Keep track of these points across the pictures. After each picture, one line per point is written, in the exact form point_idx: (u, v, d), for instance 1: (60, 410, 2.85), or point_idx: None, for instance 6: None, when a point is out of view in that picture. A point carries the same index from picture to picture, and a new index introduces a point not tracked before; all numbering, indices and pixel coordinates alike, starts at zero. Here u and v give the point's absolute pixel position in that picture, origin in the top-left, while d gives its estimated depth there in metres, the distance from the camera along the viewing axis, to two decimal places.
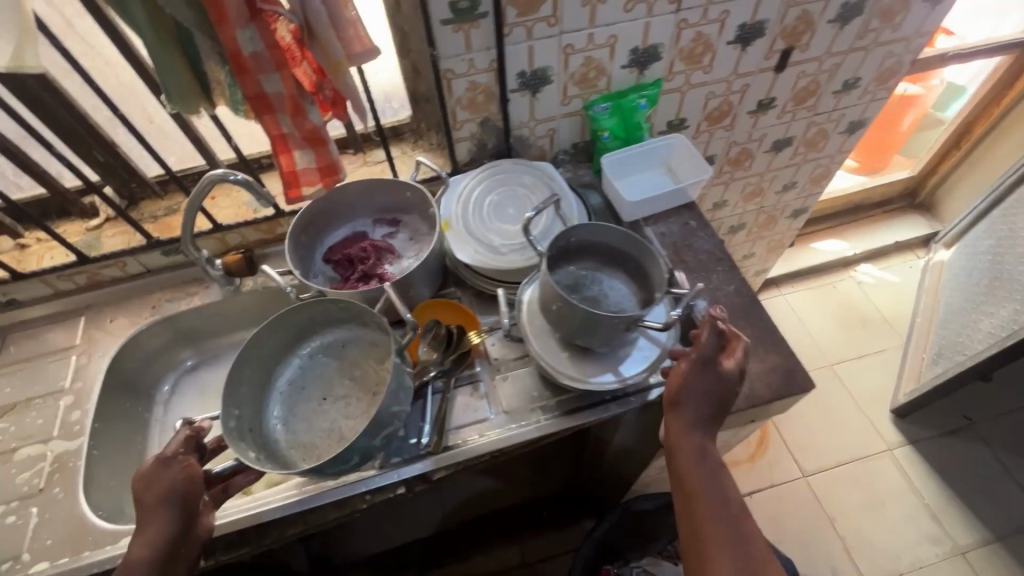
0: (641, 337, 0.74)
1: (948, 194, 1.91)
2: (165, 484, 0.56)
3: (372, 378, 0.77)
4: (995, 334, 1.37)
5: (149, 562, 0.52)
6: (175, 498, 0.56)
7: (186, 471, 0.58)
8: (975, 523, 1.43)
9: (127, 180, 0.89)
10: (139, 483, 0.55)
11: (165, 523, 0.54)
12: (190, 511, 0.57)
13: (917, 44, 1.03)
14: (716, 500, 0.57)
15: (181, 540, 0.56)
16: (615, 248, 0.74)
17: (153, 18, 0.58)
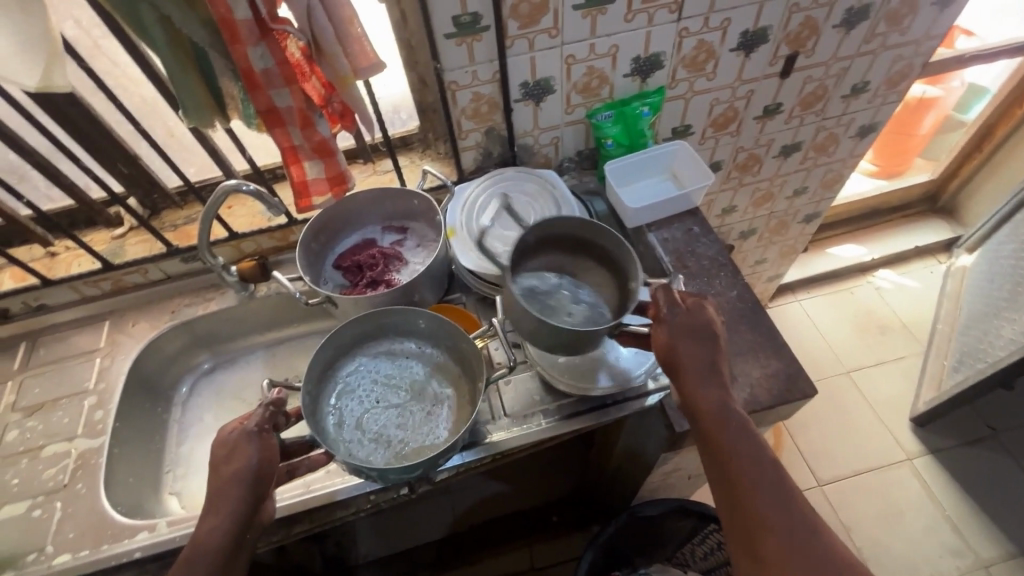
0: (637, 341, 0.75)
1: (971, 197, 1.86)
2: (244, 456, 0.60)
3: (430, 395, 0.76)
4: (1017, 341, 1.33)
5: (219, 536, 0.57)
6: (249, 476, 0.60)
7: (264, 450, 0.62)
8: (998, 535, 1.38)
9: (149, 191, 0.94)
10: (225, 449, 0.61)
11: (239, 499, 0.58)
12: (260, 492, 0.61)
13: (928, 47, 1.02)
14: (743, 447, 0.57)
15: (248, 519, 0.59)
16: (573, 237, 0.74)
17: (171, 39, 0.62)
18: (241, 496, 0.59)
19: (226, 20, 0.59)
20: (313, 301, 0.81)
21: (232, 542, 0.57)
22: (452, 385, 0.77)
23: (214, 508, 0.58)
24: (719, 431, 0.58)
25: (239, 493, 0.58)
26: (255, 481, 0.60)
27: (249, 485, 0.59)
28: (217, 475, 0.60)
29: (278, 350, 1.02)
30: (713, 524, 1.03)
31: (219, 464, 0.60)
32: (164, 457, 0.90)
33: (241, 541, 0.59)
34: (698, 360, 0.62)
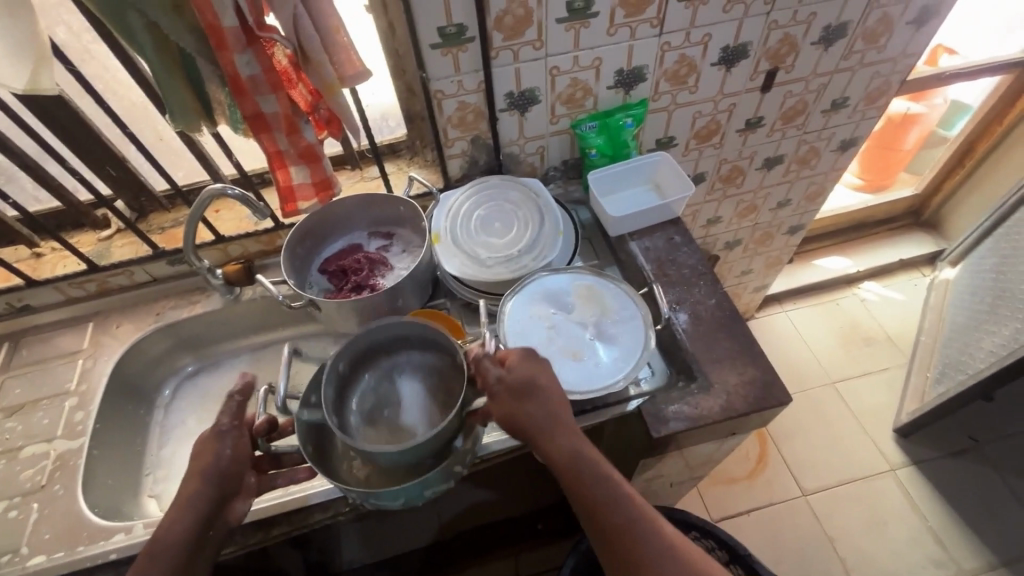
0: (620, 350, 0.75)
1: (954, 211, 1.89)
2: (213, 454, 0.62)
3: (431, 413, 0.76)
4: (996, 354, 1.35)
5: (180, 533, 0.58)
6: (215, 474, 0.61)
7: (235, 448, 0.64)
8: (980, 546, 1.39)
9: (137, 194, 0.95)
10: (195, 447, 0.63)
11: (203, 496, 0.60)
12: (227, 492, 0.63)
13: (905, 65, 1.05)
14: (614, 501, 0.60)
15: (212, 517, 0.61)
16: (394, 339, 0.77)
17: (159, 44, 0.63)
18: (207, 493, 0.60)
19: (213, 27, 0.60)
20: (297, 304, 0.82)
21: (193, 540, 0.58)
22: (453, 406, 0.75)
23: (178, 506, 0.59)
24: (593, 489, 0.60)
25: (203, 491, 0.60)
26: (221, 479, 0.62)
27: (216, 483, 0.61)
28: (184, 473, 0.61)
29: (262, 354, 1.02)
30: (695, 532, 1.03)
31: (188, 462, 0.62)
32: (145, 459, 0.90)
33: (204, 539, 0.60)
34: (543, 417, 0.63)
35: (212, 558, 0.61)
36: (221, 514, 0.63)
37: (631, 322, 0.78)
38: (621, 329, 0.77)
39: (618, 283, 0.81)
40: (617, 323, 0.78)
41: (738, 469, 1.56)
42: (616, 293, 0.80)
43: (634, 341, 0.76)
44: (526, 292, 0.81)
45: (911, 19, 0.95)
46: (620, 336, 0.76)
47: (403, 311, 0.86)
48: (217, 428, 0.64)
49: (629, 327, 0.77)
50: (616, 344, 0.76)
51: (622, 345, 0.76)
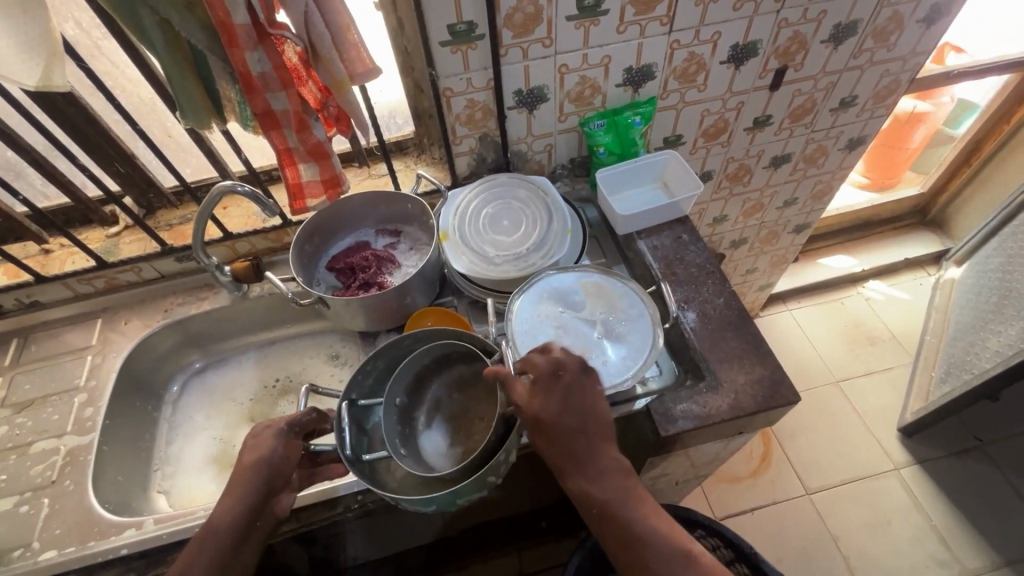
0: (628, 348, 0.75)
1: (959, 211, 1.89)
2: (268, 448, 0.63)
3: (472, 425, 0.76)
4: (1002, 353, 1.35)
5: (227, 523, 0.59)
6: (269, 468, 0.63)
7: (287, 447, 0.65)
8: (984, 546, 1.39)
9: (145, 191, 0.95)
10: (250, 440, 0.64)
11: (254, 488, 0.61)
12: (274, 487, 0.64)
13: (914, 63, 1.04)
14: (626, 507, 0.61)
15: (259, 510, 0.62)
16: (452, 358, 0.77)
17: (169, 41, 0.63)
18: (256, 487, 0.61)
19: (225, 24, 0.60)
20: (305, 301, 0.82)
21: (239, 531, 0.60)
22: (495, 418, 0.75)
23: (228, 496, 0.61)
24: (604, 494, 0.62)
25: (254, 484, 0.61)
26: (272, 474, 0.63)
27: (266, 477, 0.62)
28: (237, 464, 0.63)
29: (269, 351, 1.02)
30: (700, 530, 1.03)
31: (243, 454, 0.63)
32: (154, 455, 0.91)
33: (251, 529, 0.61)
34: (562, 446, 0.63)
35: (258, 547, 0.62)
36: (268, 507, 0.64)
37: (640, 320, 0.78)
38: (630, 327, 0.77)
39: (628, 281, 0.81)
40: (626, 322, 0.77)
41: (741, 467, 1.57)
42: (625, 291, 0.80)
43: (645, 338, 0.76)
44: (534, 290, 0.80)
45: (921, 18, 0.95)
46: (630, 334, 0.76)
47: (411, 309, 0.86)
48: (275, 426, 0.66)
49: (638, 324, 0.77)
50: (626, 342, 0.76)
51: (632, 342, 0.76)
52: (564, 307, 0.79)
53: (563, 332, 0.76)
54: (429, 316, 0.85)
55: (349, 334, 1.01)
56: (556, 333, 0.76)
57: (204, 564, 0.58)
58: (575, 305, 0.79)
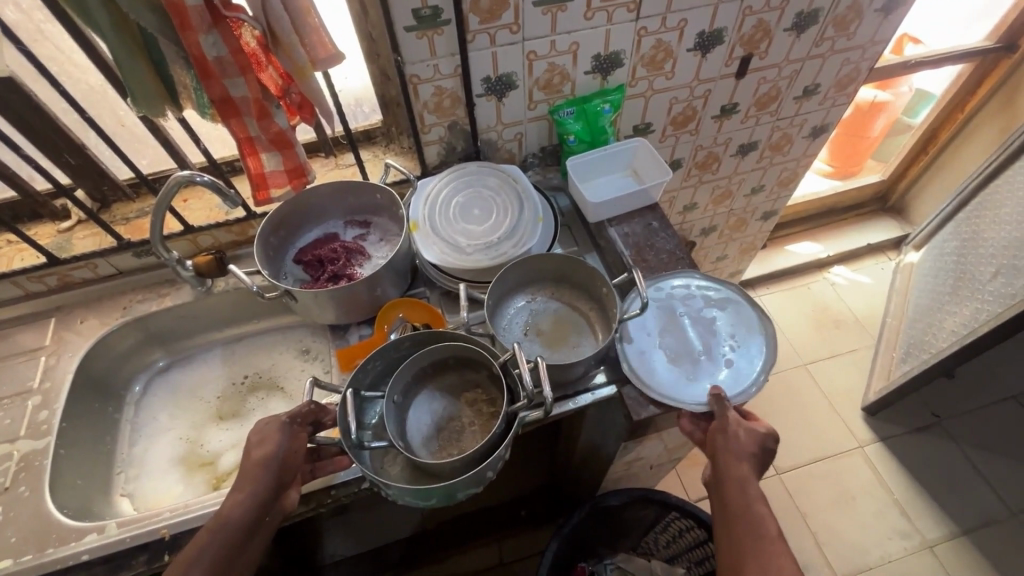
0: (728, 379, 0.76)
1: (917, 197, 1.96)
2: (275, 443, 0.61)
3: (467, 424, 0.75)
4: (958, 332, 1.42)
5: (239, 517, 0.57)
6: (275, 464, 0.60)
7: (292, 441, 0.63)
8: (942, 517, 1.46)
9: (99, 183, 0.91)
10: (257, 434, 0.62)
11: (262, 485, 0.59)
12: (283, 481, 0.62)
13: (872, 52, 1.07)
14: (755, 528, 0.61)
15: (268, 505, 0.60)
16: (454, 356, 0.75)
17: (116, 22, 0.60)
18: (268, 481, 0.59)
19: (176, 5, 0.58)
20: (271, 294, 0.80)
21: (249, 526, 0.58)
22: (487, 419, 0.74)
23: (238, 488, 0.58)
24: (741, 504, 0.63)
25: (264, 480, 0.59)
26: (281, 469, 0.61)
27: (276, 473, 0.60)
28: (246, 458, 0.60)
29: (237, 347, 0.99)
30: (676, 512, 1.07)
31: (249, 449, 0.61)
32: (117, 457, 0.88)
33: (259, 525, 0.59)
34: (746, 507, 0.63)
35: (265, 544, 0.60)
36: (275, 502, 0.62)
37: (753, 357, 0.78)
38: (739, 359, 0.78)
39: (770, 331, 0.80)
40: (738, 352, 0.79)
41: None
42: (754, 324, 0.81)
43: (747, 374, 0.77)
44: (728, 297, 0.84)
45: (879, 7, 0.97)
46: (737, 363, 0.78)
47: (382, 300, 0.85)
48: (278, 421, 0.63)
49: (748, 359, 0.78)
50: (728, 370, 0.77)
51: (734, 371, 0.77)
52: (709, 318, 0.82)
53: (670, 333, 0.81)
54: (402, 305, 0.84)
55: (320, 328, 0.99)
56: (673, 325, 0.81)
57: (209, 562, 0.55)
58: (704, 317, 0.82)
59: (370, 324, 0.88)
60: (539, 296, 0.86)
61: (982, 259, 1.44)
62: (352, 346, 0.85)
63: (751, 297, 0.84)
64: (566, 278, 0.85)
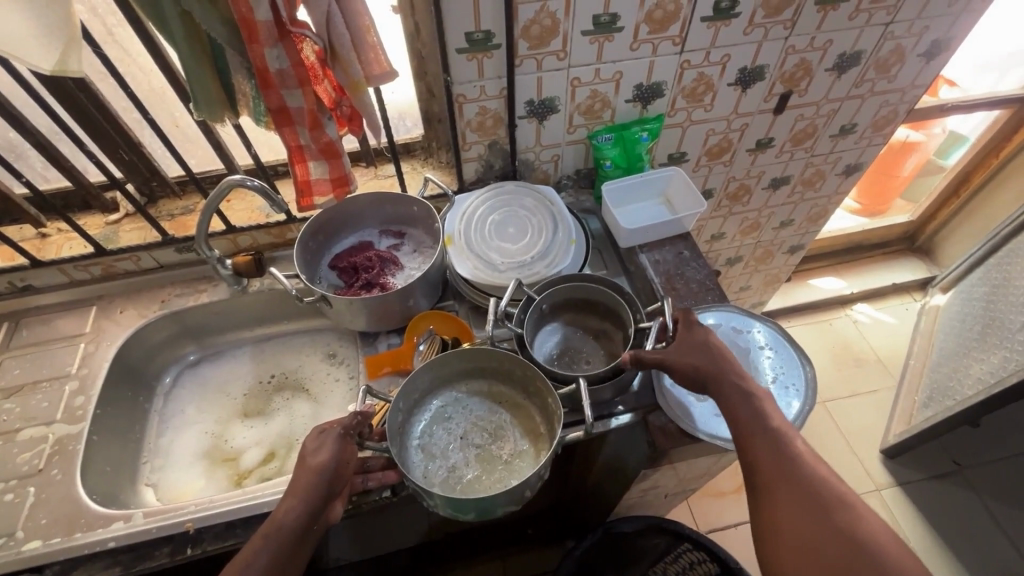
0: None
1: (947, 239, 1.93)
2: (327, 451, 0.62)
3: (510, 443, 0.76)
4: (985, 380, 1.39)
5: (293, 521, 0.58)
6: (328, 471, 0.61)
7: (343, 451, 0.65)
8: (959, 569, 1.42)
9: (148, 179, 0.94)
10: (313, 441, 0.63)
11: (313, 492, 0.60)
12: (332, 491, 0.62)
13: (912, 95, 1.08)
14: (769, 444, 0.62)
15: (317, 513, 0.60)
16: (491, 365, 0.79)
17: (188, 31, 0.63)
18: (318, 489, 0.60)
19: (247, 20, 0.61)
20: (307, 298, 0.82)
21: (300, 531, 0.58)
22: (529, 439, 0.76)
23: (292, 494, 0.60)
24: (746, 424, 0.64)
25: (315, 486, 0.60)
26: (333, 477, 0.62)
27: (327, 481, 0.61)
28: (302, 465, 0.62)
29: (266, 345, 1.01)
30: (687, 544, 1.06)
31: (305, 455, 0.62)
32: (144, 446, 0.89)
33: (308, 533, 0.60)
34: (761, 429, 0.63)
35: (310, 555, 0.60)
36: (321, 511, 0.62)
37: (791, 397, 0.76)
38: (775, 399, 0.76)
39: (810, 372, 0.78)
40: (775, 391, 0.77)
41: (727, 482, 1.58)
42: (792, 364, 0.80)
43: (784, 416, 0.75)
44: (770, 337, 0.83)
45: (922, 52, 0.98)
46: None
47: (412, 311, 0.87)
48: (330, 430, 0.65)
49: (785, 400, 0.76)
50: None
51: None
52: (747, 353, 0.81)
53: None
54: (433, 317, 0.86)
55: (348, 333, 1.01)
56: None
57: (264, 565, 0.56)
58: (740, 352, 0.81)
59: (399, 333, 0.90)
60: (572, 326, 0.84)
61: (1013, 308, 1.42)
62: (381, 354, 0.86)
63: (791, 335, 0.82)
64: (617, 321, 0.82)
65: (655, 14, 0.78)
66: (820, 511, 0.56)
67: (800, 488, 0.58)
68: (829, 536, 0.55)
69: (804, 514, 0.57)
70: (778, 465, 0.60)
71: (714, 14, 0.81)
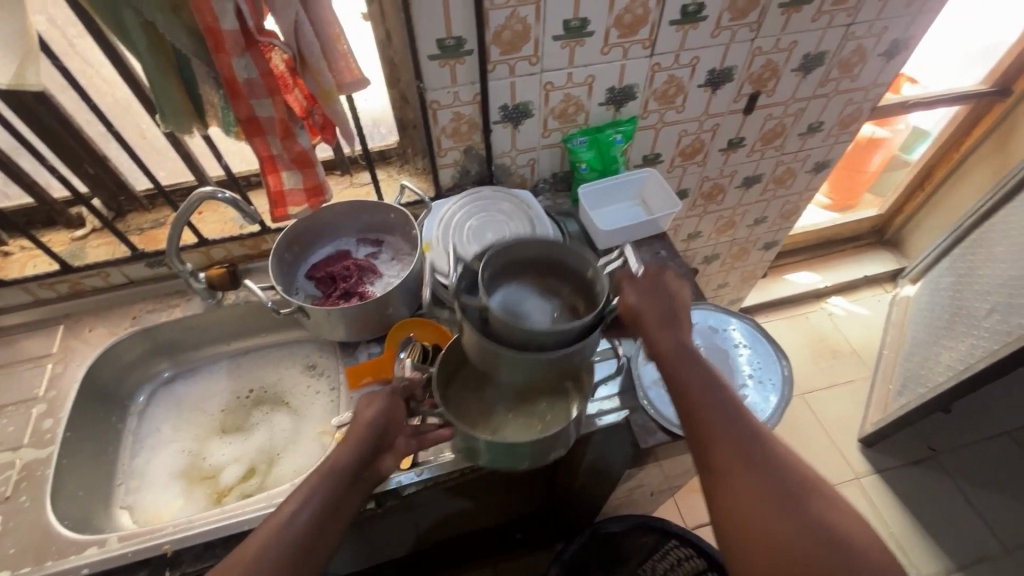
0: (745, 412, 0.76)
1: (914, 232, 1.99)
2: (376, 406, 0.64)
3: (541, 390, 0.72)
4: (954, 367, 1.43)
5: (344, 465, 0.58)
6: (377, 423, 0.63)
7: (392, 410, 0.66)
8: (937, 551, 1.46)
9: (116, 193, 0.92)
10: (364, 400, 0.65)
11: (363, 441, 0.61)
12: (380, 444, 0.64)
13: (875, 93, 1.11)
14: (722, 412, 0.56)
15: (366, 461, 0.61)
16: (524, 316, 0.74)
17: (152, 43, 0.62)
18: (368, 439, 0.61)
19: (212, 30, 0.60)
20: (284, 310, 0.81)
21: (350, 476, 0.58)
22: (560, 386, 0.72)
23: (344, 442, 0.60)
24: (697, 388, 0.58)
25: (366, 433, 0.61)
26: (382, 429, 0.63)
27: (377, 432, 0.63)
28: (353, 420, 0.63)
29: (243, 359, 0.99)
30: (675, 540, 1.08)
31: (357, 411, 0.64)
32: (117, 469, 0.87)
33: (358, 479, 0.60)
34: (715, 394, 0.57)
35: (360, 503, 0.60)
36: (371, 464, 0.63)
37: (769, 392, 0.78)
38: (754, 394, 0.77)
39: (787, 366, 0.79)
40: (754, 385, 0.78)
41: None
42: (769, 359, 0.81)
43: (763, 410, 0.76)
44: (747, 333, 0.84)
45: (882, 52, 1.01)
46: (751, 399, 0.77)
47: (392, 319, 0.86)
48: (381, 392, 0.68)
49: (763, 395, 0.77)
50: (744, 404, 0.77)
51: (750, 406, 0.76)
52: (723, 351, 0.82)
53: None
54: (414, 325, 0.85)
55: (327, 344, 1.00)
56: None
57: (308, 516, 0.54)
58: (719, 350, 0.82)
59: (379, 342, 0.89)
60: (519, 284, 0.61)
61: (978, 296, 1.47)
62: (360, 364, 0.85)
63: (767, 331, 0.84)
64: (565, 269, 0.62)
65: (624, 18, 0.79)
66: (771, 475, 0.51)
67: (756, 462, 0.52)
68: (792, 520, 0.48)
69: (767, 495, 0.50)
70: (736, 436, 0.54)
71: (682, 17, 0.82)
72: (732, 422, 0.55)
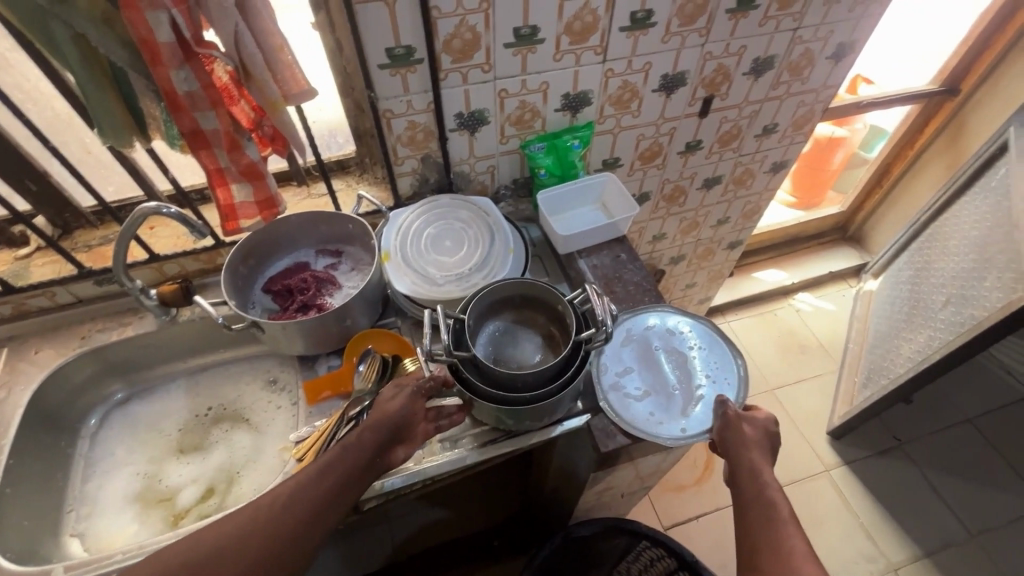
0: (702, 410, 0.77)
1: (874, 228, 2.05)
2: (395, 401, 0.64)
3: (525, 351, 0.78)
4: (913, 358, 1.48)
5: (352, 455, 0.60)
6: (393, 419, 0.63)
7: (414, 407, 0.66)
8: (905, 539, 1.49)
9: (61, 211, 0.89)
10: (389, 390, 0.66)
11: (375, 434, 0.62)
12: (394, 437, 0.64)
13: (826, 95, 1.14)
14: (768, 522, 0.62)
15: (375, 453, 0.62)
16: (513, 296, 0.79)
17: (84, 55, 0.60)
18: (381, 433, 0.62)
19: (147, 42, 0.58)
20: (237, 326, 0.79)
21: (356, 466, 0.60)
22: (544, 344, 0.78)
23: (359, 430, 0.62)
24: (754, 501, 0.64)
25: (376, 428, 0.62)
26: (396, 425, 0.63)
27: (390, 427, 0.63)
28: (375, 408, 0.64)
29: (201, 377, 0.97)
30: (646, 541, 1.08)
31: (381, 401, 0.65)
32: (67, 495, 0.83)
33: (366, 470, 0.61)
34: (769, 509, 0.63)
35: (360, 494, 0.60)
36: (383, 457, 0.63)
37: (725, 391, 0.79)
38: (710, 393, 0.79)
39: (742, 364, 0.81)
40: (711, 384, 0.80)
41: (686, 476, 1.58)
42: (725, 357, 0.82)
43: None
44: (701, 334, 0.85)
45: (830, 54, 1.04)
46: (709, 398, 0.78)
47: (352, 330, 0.85)
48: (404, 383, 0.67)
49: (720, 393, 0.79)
50: (701, 404, 0.78)
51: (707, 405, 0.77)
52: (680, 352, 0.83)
53: (642, 367, 0.82)
54: (376, 336, 0.84)
55: (289, 358, 0.98)
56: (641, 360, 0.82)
57: (311, 503, 0.57)
58: (676, 351, 0.83)
59: (339, 355, 0.88)
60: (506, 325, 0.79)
61: (935, 288, 1.51)
62: (320, 378, 0.84)
63: (722, 330, 0.85)
64: (541, 307, 0.79)
65: (574, 25, 0.80)
66: None
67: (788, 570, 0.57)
68: None
69: None
70: (774, 546, 0.59)
71: (631, 24, 0.83)
72: (778, 535, 0.60)
